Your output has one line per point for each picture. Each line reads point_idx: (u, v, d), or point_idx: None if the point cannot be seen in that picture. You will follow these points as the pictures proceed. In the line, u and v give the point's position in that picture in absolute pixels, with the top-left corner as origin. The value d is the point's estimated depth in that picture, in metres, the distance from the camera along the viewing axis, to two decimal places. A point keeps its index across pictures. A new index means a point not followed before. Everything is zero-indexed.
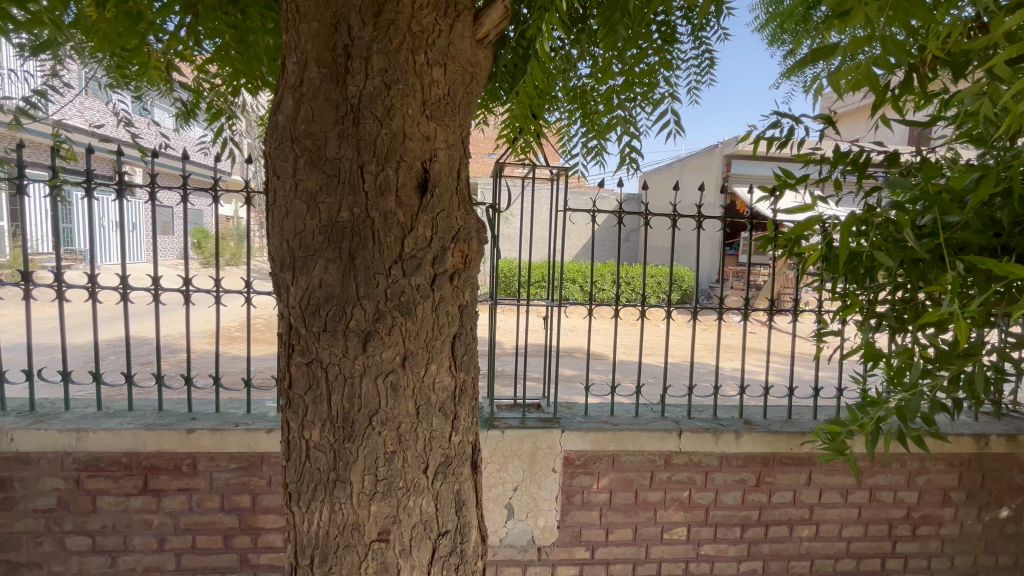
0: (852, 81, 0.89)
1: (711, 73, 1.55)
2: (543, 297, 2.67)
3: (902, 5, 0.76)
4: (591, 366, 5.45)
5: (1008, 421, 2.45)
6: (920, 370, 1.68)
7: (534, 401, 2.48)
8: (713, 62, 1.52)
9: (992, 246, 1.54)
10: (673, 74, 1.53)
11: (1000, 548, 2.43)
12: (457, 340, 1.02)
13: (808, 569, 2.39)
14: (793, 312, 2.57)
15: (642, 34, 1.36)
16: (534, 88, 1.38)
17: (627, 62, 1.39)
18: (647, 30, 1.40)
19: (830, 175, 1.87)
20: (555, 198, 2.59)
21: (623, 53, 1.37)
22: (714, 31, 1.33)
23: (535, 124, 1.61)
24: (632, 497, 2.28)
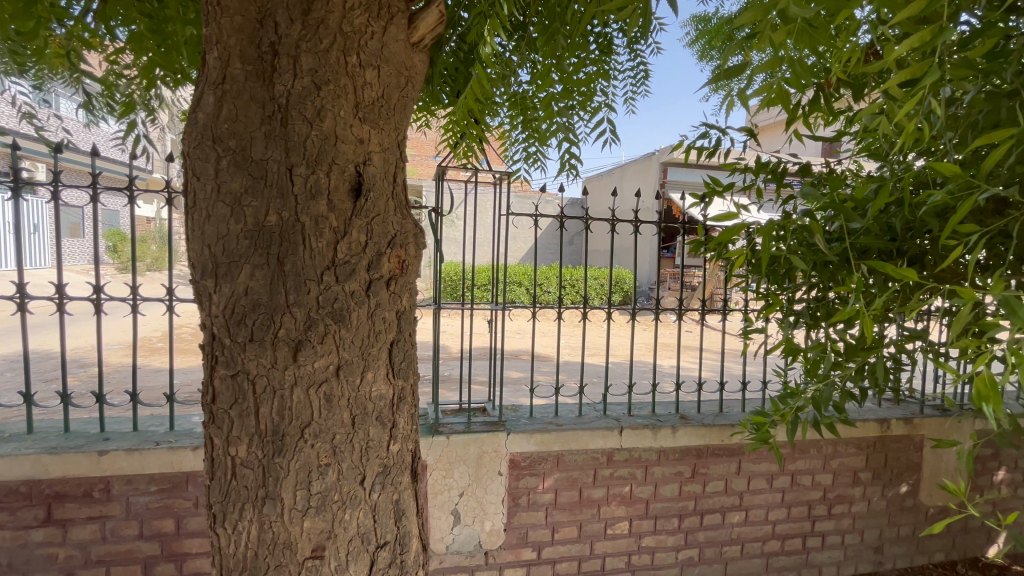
0: (768, 97, 0.98)
1: (646, 85, 1.62)
2: (487, 300, 2.67)
3: (806, 32, 0.83)
4: (536, 368, 5.54)
5: (905, 406, 2.73)
6: (831, 363, 1.84)
7: (480, 404, 2.48)
8: (648, 75, 1.59)
9: (889, 250, 1.72)
10: (610, 85, 1.60)
11: (900, 520, 2.71)
12: (395, 346, 1.00)
13: (739, 552, 2.54)
14: (722, 311, 2.73)
15: (580, 44, 1.40)
16: (476, 93, 1.38)
17: (566, 72, 1.43)
18: (584, 41, 1.44)
19: (753, 184, 2.01)
20: (498, 201, 2.60)
21: (562, 62, 1.40)
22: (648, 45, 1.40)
23: (476, 128, 1.61)
24: (576, 495, 2.33)
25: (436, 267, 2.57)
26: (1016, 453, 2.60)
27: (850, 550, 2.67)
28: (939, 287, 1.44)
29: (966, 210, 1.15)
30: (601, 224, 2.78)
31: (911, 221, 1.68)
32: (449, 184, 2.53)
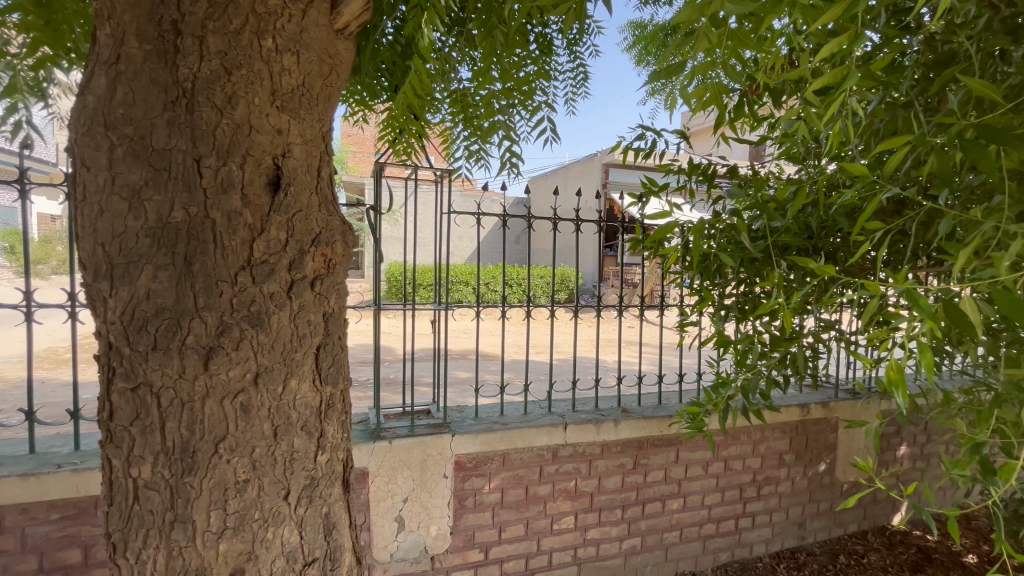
0: (702, 99, 1.02)
1: (585, 86, 1.65)
2: (430, 300, 2.62)
3: (737, 36, 0.87)
4: (482, 367, 5.52)
5: (823, 391, 2.96)
6: (757, 353, 1.96)
7: (424, 407, 2.43)
8: (587, 77, 1.61)
9: (806, 247, 1.85)
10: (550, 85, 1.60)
11: (820, 496, 2.93)
12: (322, 350, 0.95)
13: (678, 538, 2.65)
14: (659, 307, 2.84)
15: (518, 41, 1.39)
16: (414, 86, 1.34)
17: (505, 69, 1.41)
18: (524, 39, 1.44)
19: (686, 185, 2.10)
20: (440, 199, 2.55)
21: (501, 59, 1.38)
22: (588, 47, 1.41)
23: (416, 124, 1.57)
24: (522, 493, 2.34)
25: (375, 267, 2.49)
26: (914, 430, 2.89)
27: (777, 527, 2.86)
28: (848, 280, 1.57)
29: (871, 210, 1.25)
30: (544, 222, 2.80)
31: (824, 220, 1.81)
32: (388, 181, 2.46)
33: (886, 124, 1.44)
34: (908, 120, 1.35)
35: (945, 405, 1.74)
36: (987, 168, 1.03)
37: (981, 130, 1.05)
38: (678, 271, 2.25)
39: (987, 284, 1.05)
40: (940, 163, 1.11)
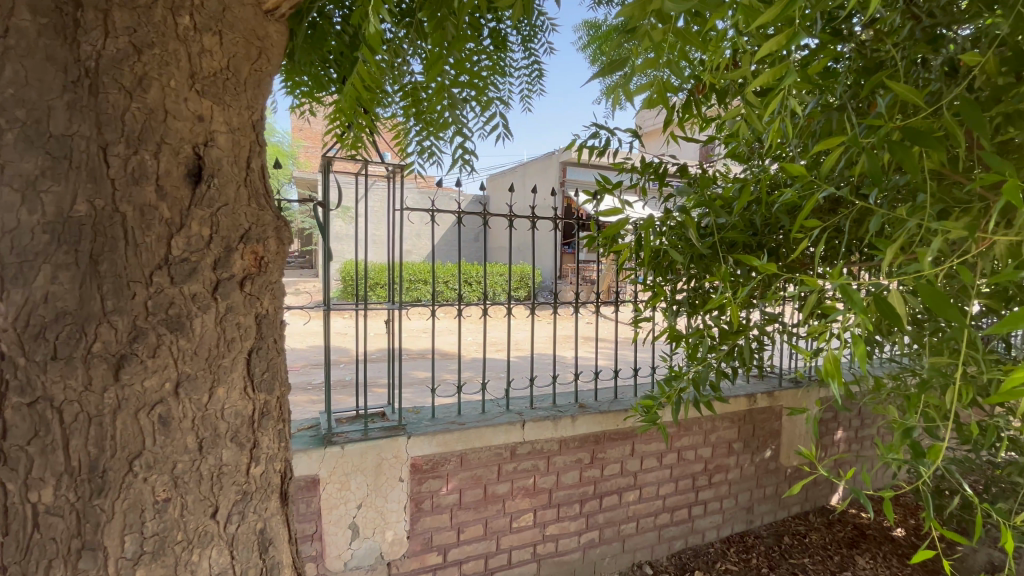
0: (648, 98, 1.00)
1: (540, 84, 1.64)
2: (384, 299, 2.54)
3: (681, 35, 0.87)
4: (439, 366, 5.46)
5: (767, 381, 3.11)
6: (706, 347, 2.02)
7: (378, 409, 2.36)
8: (542, 74, 1.60)
9: (751, 243, 1.92)
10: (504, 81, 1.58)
11: (766, 481, 3.08)
12: (254, 355, 0.95)
13: (635, 529, 2.71)
14: (614, 303, 2.89)
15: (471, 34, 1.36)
16: (361, 77, 1.28)
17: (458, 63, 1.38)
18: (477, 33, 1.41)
19: (639, 183, 2.14)
20: (392, 195, 2.48)
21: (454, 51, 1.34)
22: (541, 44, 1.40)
23: (366, 118, 1.50)
24: (481, 492, 2.32)
25: (325, 266, 2.39)
26: (850, 415, 3.08)
27: (727, 513, 2.98)
28: (788, 275, 1.64)
29: (809, 208, 1.31)
30: (501, 219, 2.78)
31: (768, 218, 1.89)
32: (337, 176, 2.36)
33: (822, 125, 1.51)
34: (842, 122, 1.43)
35: (876, 391, 1.86)
36: (912, 167, 1.10)
37: (908, 132, 1.11)
38: (631, 268, 2.29)
39: (911, 279, 1.13)
40: (871, 163, 1.18)
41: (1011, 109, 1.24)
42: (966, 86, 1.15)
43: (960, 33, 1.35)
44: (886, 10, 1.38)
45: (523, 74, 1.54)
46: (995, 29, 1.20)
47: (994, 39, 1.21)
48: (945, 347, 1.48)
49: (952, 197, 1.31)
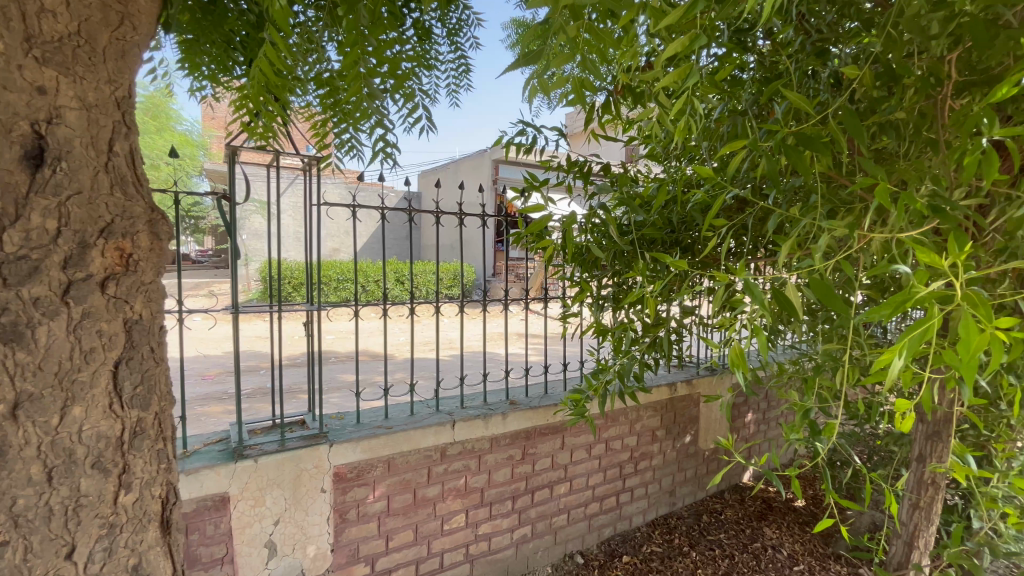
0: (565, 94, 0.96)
1: (467, 80, 1.57)
2: (301, 300, 2.38)
3: (594, 31, 0.85)
4: (366, 369, 5.25)
5: (685, 370, 3.29)
6: (630, 340, 2.09)
7: (297, 417, 2.21)
8: (469, 69, 1.55)
9: (668, 240, 2.01)
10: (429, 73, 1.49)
11: (686, 464, 3.26)
12: (122, 367, 0.85)
13: (566, 520, 2.76)
14: (543, 299, 2.92)
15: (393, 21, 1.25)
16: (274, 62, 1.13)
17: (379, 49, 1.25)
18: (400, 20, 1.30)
19: (565, 181, 2.17)
20: (309, 190, 2.32)
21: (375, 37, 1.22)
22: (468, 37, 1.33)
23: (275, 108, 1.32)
24: (410, 497, 2.25)
25: (232, 264, 2.19)
26: (758, 399, 3.35)
27: (652, 498, 3.13)
28: (702, 270, 1.73)
29: (718, 207, 1.39)
30: (429, 215, 2.70)
31: (684, 216, 1.98)
32: (245, 168, 2.17)
33: (729, 128, 1.61)
34: (744, 127, 1.53)
35: (780, 376, 2.01)
36: (803, 170, 1.20)
37: (800, 138, 1.21)
38: (557, 264, 2.32)
39: (807, 273, 1.22)
40: (770, 165, 1.27)
41: (883, 120, 1.39)
42: (847, 97, 1.27)
43: (843, 50, 1.49)
44: (782, 25, 1.50)
45: (449, 67, 1.48)
46: (871, 47, 1.34)
47: (869, 56, 1.35)
48: (835, 334, 1.63)
49: (838, 198, 1.45)
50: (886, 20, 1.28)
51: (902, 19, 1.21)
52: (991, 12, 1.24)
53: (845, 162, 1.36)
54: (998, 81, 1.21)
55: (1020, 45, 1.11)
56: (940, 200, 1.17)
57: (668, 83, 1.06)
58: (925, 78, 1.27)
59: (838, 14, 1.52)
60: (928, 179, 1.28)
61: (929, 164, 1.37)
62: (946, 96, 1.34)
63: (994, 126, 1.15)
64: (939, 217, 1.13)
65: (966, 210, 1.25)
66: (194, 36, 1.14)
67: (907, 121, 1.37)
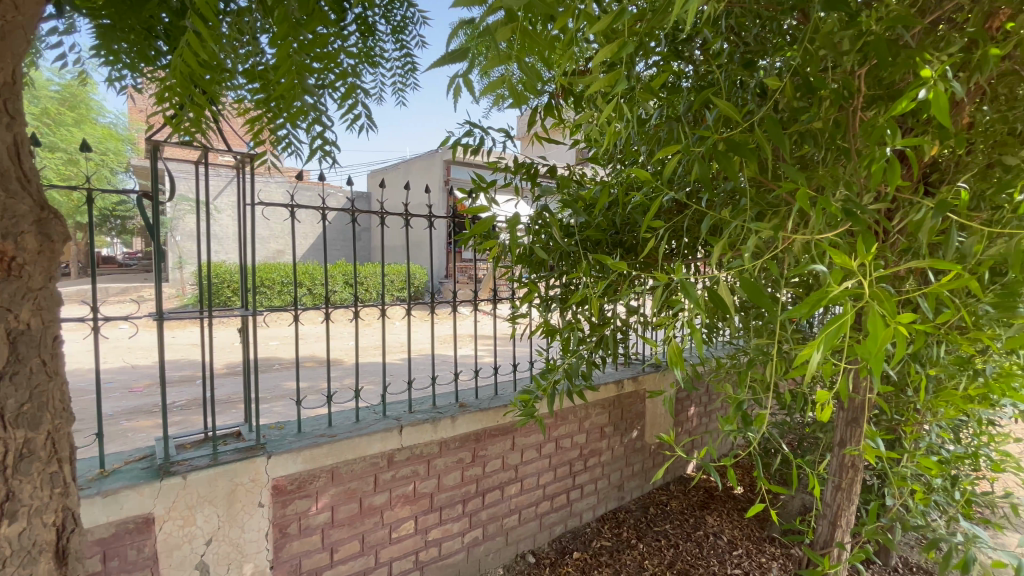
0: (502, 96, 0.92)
1: (413, 78, 1.49)
2: (235, 305, 2.25)
3: (534, 36, 0.81)
4: (312, 376, 5.06)
5: (632, 367, 3.38)
6: (577, 339, 2.14)
7: (232, 428, 2.09)
8: (415, 68, 1.47)
9: (612, 242, 2.07)
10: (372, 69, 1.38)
11: (633, 459, 3.36)
12: (4, 383, 0.78)
13: (517, 520, 2.77)
14: (492, 301, 2.91)
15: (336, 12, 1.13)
16: (209, 65, 0.98)
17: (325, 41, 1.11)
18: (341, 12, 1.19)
19: (512, 182, 2.18)
20: (243, 188, 2.20)
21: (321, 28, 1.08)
22: (414, 34, 1.24)
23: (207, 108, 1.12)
24: (356, 507, 2.18)
25: (156, 268, 2.04)
26: (699, 393, 3.50)
27: (601, 493, 3.20)
28: (642, 270, 1.80)
29: (656, 210, 1.44)
30: (374, 215, 2.63)
31: (626, 218, 2.04)
32: (170, 164, 2.02)
33: (666, 133, 1.67)
34: (680, 132, 1.59)
35: (719, 371, 2.10)
36: (733, 175, 1.26)
37: (729, 144, 1.27)
38: (505, 266, 2.32)
39: (735, 273, 1.30)
40: (703, 170, 1.33)
41: (803, 129, 1.48)
42: (771, 106, 1.34)
43: (767, 63, 1.59)
44: (713, 36, 1.57)
45: (394, 67, 1.40)
46: (791, 60, 1.43)
47: (789, 69, 1.45)
48: (765, 329, 1.72)
49: (765, 202, 1.53)
50: (804, 35, 1.37)
51: (817, 36, 1.30)
52: (892, 33, 1.35)
53: (770, 167, 1.44)
54: (900, 95, 1.32)
55: (917, 62, 1.22)
56: (852, 204, 1.27)
57: (600, 87, 1.13)
58: (838, 91, 1.37)
59: (763, 29, 1.61)
60: (841, 185, 1.38)
61: (843, 170, 1.47)
62: (857, 108, 1.46)
63: (897, 137, 1.25)
64: (851, 220, 1.22)
65: (875, 214, 1.36)
66: (112, 22, 0.91)
67: (824, 130, 1.47)
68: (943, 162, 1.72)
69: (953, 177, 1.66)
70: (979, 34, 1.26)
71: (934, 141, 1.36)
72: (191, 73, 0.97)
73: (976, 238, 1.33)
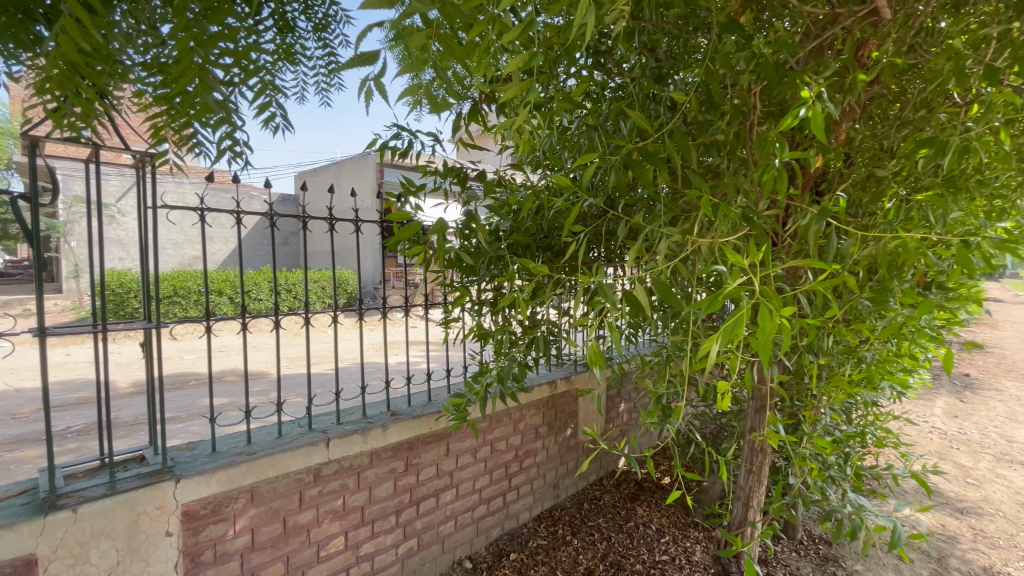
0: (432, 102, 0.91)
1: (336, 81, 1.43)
2: (137, 317, 2.06)
3: (455, 45, 0.80)
4: (235, 390, 4.73)
5: (564, 367, 3.47)
6: (508, 342, 2.16)
7: (134, 452, 1.90)
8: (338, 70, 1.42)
9: (539, 246, 2.12)
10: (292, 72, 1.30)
11: (567, 456, 3.45)
12: None
13: (453, 527, 2.75)
14: (424, 306, 2.88)
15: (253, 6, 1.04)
16: (95, 53, 0.85)
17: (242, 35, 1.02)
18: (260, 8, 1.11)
19: (442, 186, 2.17)
20: (143, 190, 2.02)
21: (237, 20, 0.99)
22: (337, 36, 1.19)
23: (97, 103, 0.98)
24: (279, 527, 2.07)
25: (37, 279, 1.82)
26: (628, 389, 3.67)
27: (537, 493, 3.25)
28: (567, 274, 1.86)
29: (576, 215, 1.49)
30: (297, 220, 2.51)
31: (552, 222, 2.10)
32: (53, 162, 1.81)
33: (586, 141, 1.74)
34: (599, 140, 1.66)
35: (643, 367, 2.21)
36: (647, 183, 1.33)
37: (643, 154, 1.34)
38: (436, 270, 2.30)
39: (649, 274, 1.39)
40: (620, 177, 1.40)
41: (708, 140, 1.60)
42: (678, 119, 1.44)
43: (677, 78, 1.70)
44: (628, 50, 1.66)
45: (317, 67, 1.35)
46: (696, 77, 1.55)
47: (695, 85, 1.56)
48: (681, 326, 1.84)
49: (678, 208, 1.63)
50: (706, 55, 1.49)
51: (718, 56, 1.42)
52: (779, 57, 1.51)
53: (680, 176, 1.55)
54: (787, 112, 1.47)
55: (799, 84, 1.36)
56: (750, 210, 1.39)
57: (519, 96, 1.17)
58: (737, 107, 1.50)
59: (673, 46, 1.73)
60: (741, 193, 1.51)
61: (743, 178, 1.61)
62: (753, 122, 1.60)
63: (784, 150, 1.39)
64: (749, 226, 1.33)
65: (769, 219, 1.50)
66: None
67: (725, 142, 1.60)
68: (827, 173, 1.93)
69: (835, 186, 1.87)
70: (849, 61, 1.43)
71: (817, 154, 1.51)
72: (76, 63, 0.84)
73: (853, 240, 1.50)
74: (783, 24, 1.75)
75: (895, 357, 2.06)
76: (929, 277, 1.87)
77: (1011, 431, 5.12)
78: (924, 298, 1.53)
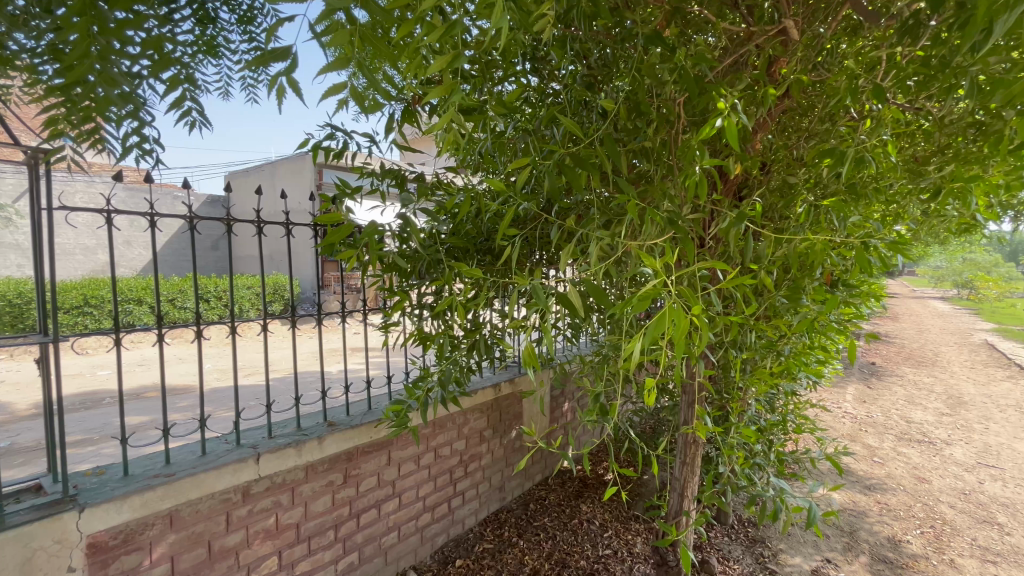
0: (364, 102, 0.88)
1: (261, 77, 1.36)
2: (32, 331, 1.85)
3: (382, 43, 0.78)
4: (157, 407, 4.37)
5: (507, 369, 3.49)
6: (448, 346, 2.14)
7: (29, 482, 1.71)
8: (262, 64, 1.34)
9: (478, 249, 2.11)
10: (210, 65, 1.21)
11: (512, 458, 3.46)
12: None
13: (396, 538, 2.68)
14: (362, 311, 2.80)
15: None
16: None
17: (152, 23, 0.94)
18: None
19: (378, 188, 2.11)
20: (38, 189, 1.81)
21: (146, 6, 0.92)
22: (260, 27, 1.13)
23: None
24: (204, 552, 1.93)
25: None
26: (570, 389, 3.74)
27: (482, 496, 3.24)
28: (505, 277, 1.87)
29: (512, 218, 1.50)
30: (222, 222, 2.36)
31: (491, 225, 2.10)
32: None
33: (521, 145, 1.76)
34: (533, 145, 1.68)
35: (582, 366, 2.26)
36: (578, 188, 1.37)
37: (574, 158, 1.38)
38: (374, 274, 2.24)
39: (584, 276, 1.42)
40: (554, 181, 1.43)
41: (637, 146, 1.66)
42: (608, 125, 1.49)
43: (608, 86, 1.75)
44: (561, 58, 1.70)
45: (240, 61, 1.27)
46: (625, 86, 1.61)
47: (624, 94, 1.62)
48: (616, 326, 1.90)
49: (610, 211, 1.68)
50: (632, 65, 1.55)
51: (643, 66, 1.49)
52: (699, 70, 1.60)
53: (611, 181, 1.60)
54: (707, 122, 1.56)
55: (717, 97, 1.45)
56: (675, 214, 1.46)
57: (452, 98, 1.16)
58: (662, 116, 1.57)
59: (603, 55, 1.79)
60: (667, 197, 1.58)
61: (669, 184, 1.69)
62: (678, 130, 1.68)
63: (705, 157, 1.47)
64: (674, 229, 1.40)
65: (693, 223, 1.58)
66: None
67: (653, 148, 1.67)
68: (745, 179, 2.07)
69: (753, 191, 2.01)
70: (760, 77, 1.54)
71: (735, 161, 1.62)
72: None
73: (768, 242, 1.61)
74: (703, 39, 1.86)
75: (809, 349, 2.23)
76: (835, 275, 2.04)
77: (910, 412, 5.71)
78: (830, 295, 1.68)
